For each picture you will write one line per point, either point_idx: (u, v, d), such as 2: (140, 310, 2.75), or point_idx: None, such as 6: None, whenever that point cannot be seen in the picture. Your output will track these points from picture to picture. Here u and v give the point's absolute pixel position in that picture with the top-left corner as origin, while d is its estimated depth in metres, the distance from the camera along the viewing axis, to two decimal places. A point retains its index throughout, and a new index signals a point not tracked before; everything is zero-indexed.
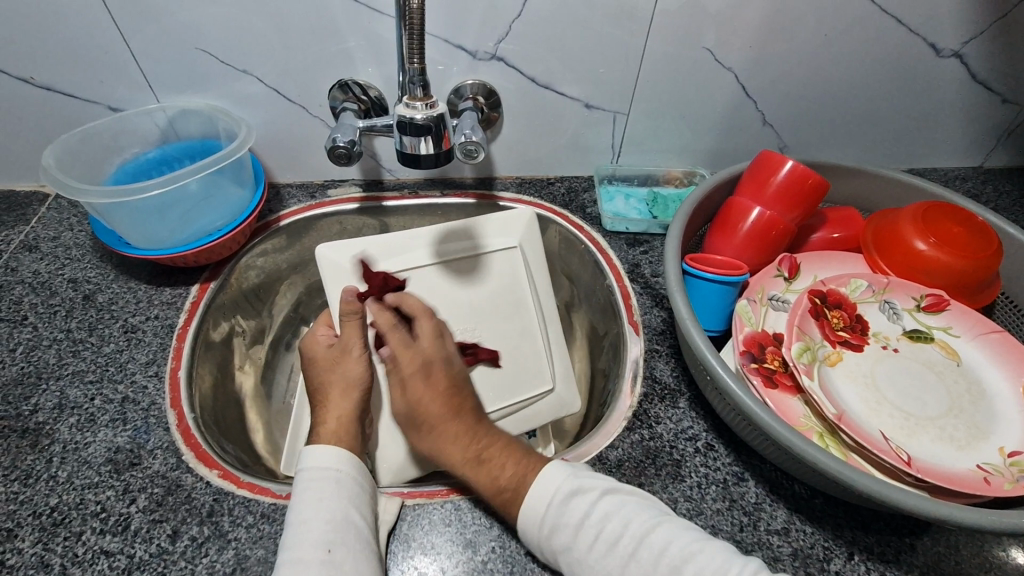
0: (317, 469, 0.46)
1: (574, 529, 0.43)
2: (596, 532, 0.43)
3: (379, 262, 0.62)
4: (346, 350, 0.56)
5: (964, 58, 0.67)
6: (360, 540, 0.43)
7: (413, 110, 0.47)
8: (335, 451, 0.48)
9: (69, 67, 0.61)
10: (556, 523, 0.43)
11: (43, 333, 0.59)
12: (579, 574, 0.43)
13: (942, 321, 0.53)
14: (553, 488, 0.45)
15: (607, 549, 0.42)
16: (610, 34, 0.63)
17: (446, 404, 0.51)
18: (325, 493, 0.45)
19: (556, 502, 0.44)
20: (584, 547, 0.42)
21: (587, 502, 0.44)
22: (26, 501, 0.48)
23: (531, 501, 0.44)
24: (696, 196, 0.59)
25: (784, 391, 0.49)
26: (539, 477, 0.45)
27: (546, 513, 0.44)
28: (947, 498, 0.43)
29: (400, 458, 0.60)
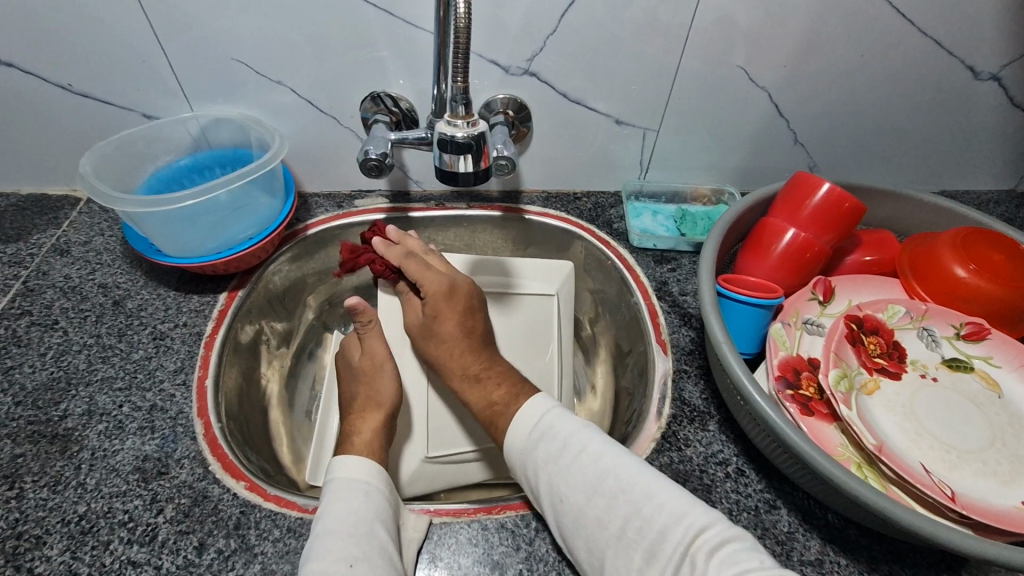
0: (349, 479, 0.47)
1: (557, 446, 0.47)
2: (578, 453, 0.46)
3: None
4: (375, 360, 0.58)
5: (1002, 81, 0.66)
6: (384, 556, 0.42)
7: (454, 128, 0.47)
8: (365, 464, 0.48)
9: (107, 76, 0.62)
10: (542, 439, 0.48)
11: (73, 338, 0.59)
12: (554, 497, 0.45)
13: (983, 350, 0.52)
14: (543, 411, 0.50)
15: (580, 468, 0.45)
16: (644, 51, 0.63)
17: (459, 326, 0.57)
18: (355, 504, 0.45)
19: (541, 424, 0.49)
20: (560, 463, 0.46)
21: (570, 427, 0.48)
22: (55, 507, 0.48)
23: (521, 421, 0.50)
24: (729, 216, 0.58)
25: (820, 419, 0.48)
26: (528, 403, 0.51)
27: (532, 434, 0.49)
28: (990, 536, 0.42)
29: (414, 470, 0.59)
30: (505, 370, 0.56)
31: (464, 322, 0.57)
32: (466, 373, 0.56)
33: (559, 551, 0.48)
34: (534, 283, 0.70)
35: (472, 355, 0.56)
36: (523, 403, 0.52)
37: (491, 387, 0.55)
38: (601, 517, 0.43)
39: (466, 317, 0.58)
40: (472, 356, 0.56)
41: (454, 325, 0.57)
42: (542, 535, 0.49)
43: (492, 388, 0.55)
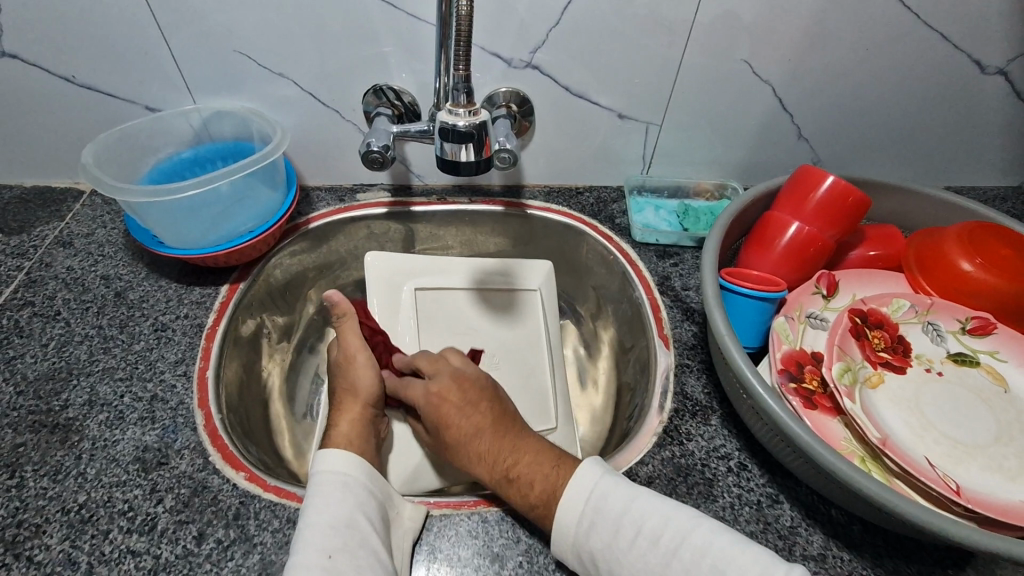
0: (328, 472, 0.46)
1: (612, 527, 0.43)
2: (636, 532, 0.43)
3: (421, 279, 0.70)
4: (349, 357, 0.57)
5: (1009, 75, 0.65)
6: (365, 547, 0.42)
7: (456, 117, 0.47)
8: (344, 455, 0.47)
9: (110, 68, 0.62)
10: (592, 522, 0.44)
11: (75, 329, 0.59)
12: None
13: (989, 345, 0.52)
14: (590, 485, 0.45)
15: (642, 551, 0.42)
16: (648, 45, 0.62)
17: (463, 420, 0.52)
18: (334, 497, 0.44)
19: (591, 504, 0.44)
20: (619, 549, 0.43)
21: (622, 500, 0.44)
22: (55, 497, 0.48)
23: (567, 503, 0.45)
24: (732, 210, 0.58)
25: (823, 413, 0.48)
26: (572, 480, 0.46)
27: (581, 517, 0.44)
28: (996, 530, 0.41)
29: (412, 465, 0.59)
30: (540, 459, 0.49)
31: (470, 424, 0.52)
32: (495, 475, 0.49)
33: None
34: (524, 282, 0.72)
35: (495, 450, 0.50)
36: (568, 484, 0.46)
37: (527, 485, 0.47)
38: None
39: (474, 410, 0.53)
40: (496, 451, 0.50)
41: (461, 418, 0.52)
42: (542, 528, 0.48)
43: (528, 483, 0.47)
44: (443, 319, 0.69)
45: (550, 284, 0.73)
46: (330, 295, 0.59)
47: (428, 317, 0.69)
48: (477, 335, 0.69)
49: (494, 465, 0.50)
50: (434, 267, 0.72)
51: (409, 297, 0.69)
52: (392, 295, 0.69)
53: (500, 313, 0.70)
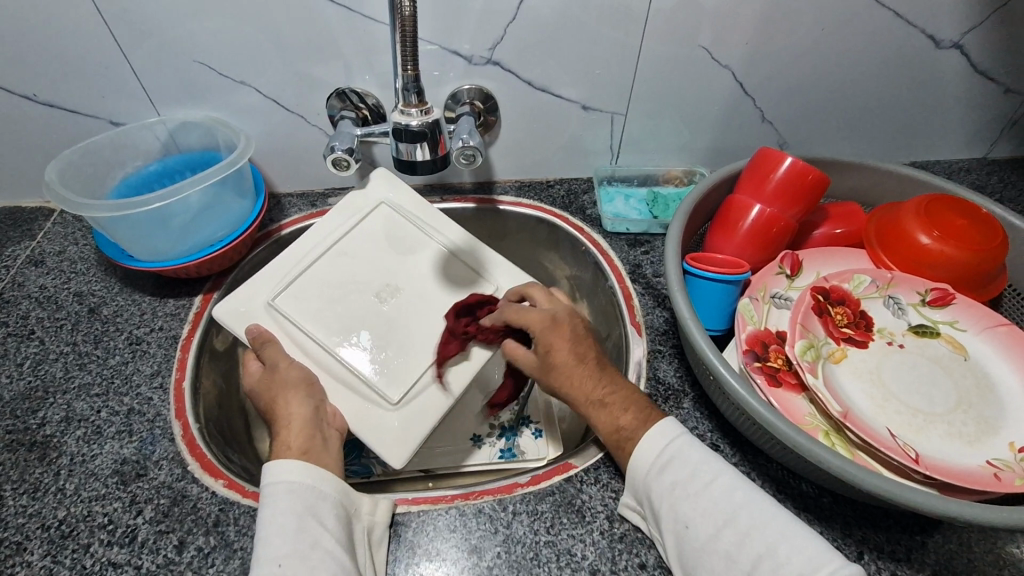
0: (275, 480, 0.44)
1: (687, 473, 0.43)
2: (708, 482, 0.43)
3: (271, 287, 0.59)
4: (274, 366, 0.54)
5: (964, 49, 0.66)
6: (319, 551, 0.41)
7: (408, 117, 0.48)
8: (291, 462, 0.44)
9: (71, 85, 0.62)
10: (669, 465, 0.44)
11: (50, 346, 0.60)
12: (678, 523, 0.42)
13: (948, 315, 0.53)
14: (674, 434, 0.46)
15: (710, 497, 0.42)
16: (606, 34, 0.62)
17: (573, 352, 0.51)
18: (278, 507, 0.42)
19: (670, 450, 0.45)
20: (691, 489, 0.43)
21: (701, 454, 0.45)
22: (35, 514, 0.48)
23: (648, 444, 0.46)
24: (695, 195, 0.59)
25: (788, 389, 0.48)
26: (654, 429, 0.46)
27: (656, 461, 0.45)
28: (955, 495, 0.42)
29: (397, 423, 0.54)
30: (631, 393, 0.50)
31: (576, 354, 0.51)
32: (588, 399, 0.50)
33: (537, 533, 0.48)
34: (370, 213, 0.67)
35: (592, 378, 0.51)
36: (651, 426, 0.47)
37: (617, 411, 0.49)
38: (731, 552, 0.40)
39: (580, 343, 0.52)
40: (591, 383, 0.51)
41: (567, 354, 0.51)
42: (520, 519, 0.49)
43: (617, 411, 0.49)
44: (321, 291, 0.60)
45: (394, 193, 0.69)
46: (250, 331, 0.56)
47: (310, 311, 0.59)
48: (361, 282, 0.62)
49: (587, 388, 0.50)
50: (280, 266, 0.61)
51: (280, 313, 0.58)
52: (264, 322, 0.58)
53: (379, 237, 0.65)
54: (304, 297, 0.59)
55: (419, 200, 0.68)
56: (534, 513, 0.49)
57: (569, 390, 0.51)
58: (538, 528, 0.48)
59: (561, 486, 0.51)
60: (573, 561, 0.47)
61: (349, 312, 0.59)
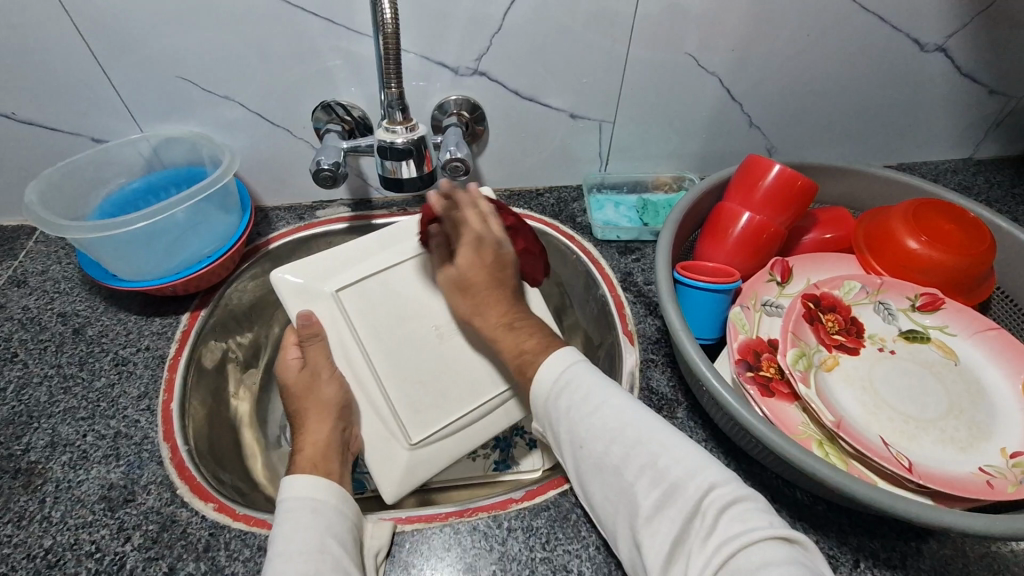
0: (300, 496, 0.46)
1: (580, 396, 0.46)
2: (599, 406, 0.45)
3: (342, 275, 0.59)
4: (316, 373, 0.56)
5: (948, 52, 0.66)
6: (338, 569, 0.41)
7: (393, 134, 0.48)
8: (312, 478, 0.47)
9: (49, 102, 0.61)
10: (565, 389, 0.47)
11: (34, 370, 0.58)
12: (574, 442, 0.45)
13: (938, 320, 0.53)
14: (573, 359, 0.49)
15: (601, 416, 0.44)
16: (593, 42, 0.62)
17: (486, 277, 0.56)
18: (302, 523, 0.44)
19: (566, 375, 0.47)
20: (582, 412, 0.45)
21: (595, 379, 0.47)
22: (20, 543, 0.47)
23: (546, 370, 0.48)
24: (684, 203, 0.59)
25: (781, 399, 0.48)
26: (558, 352, 0.50)
27: (552, 385, 0.48)
28: (950, 503, 0.42)
29: (405, 462, 0.56)
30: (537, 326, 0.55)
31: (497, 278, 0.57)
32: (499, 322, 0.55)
33: (532, 549, 0.48)
34: None
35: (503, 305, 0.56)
36: (551, 353, 0.50)
37: (522, 335, 0.53)
38: (618, 468, 0.42)
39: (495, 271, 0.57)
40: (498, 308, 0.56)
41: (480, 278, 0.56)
42: (515, 535, 0.49)
43: (523, 336, 0.53)
44: (390, 304, 0.60)
45: None
46: (301, 315, 0.57)
47: (366, 314, 0.59)
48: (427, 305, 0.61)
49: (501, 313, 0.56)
50: (357, 257, 0.61)
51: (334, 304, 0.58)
52: (318, 310, 0.58)
53: None
54: (365, 299, 0.59)
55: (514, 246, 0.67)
56: (529, 529, 0.49)
57: (475, 306, 0.56)
58: (533, 545, 0.48)
59: (555, 500, 0.51)
60: None
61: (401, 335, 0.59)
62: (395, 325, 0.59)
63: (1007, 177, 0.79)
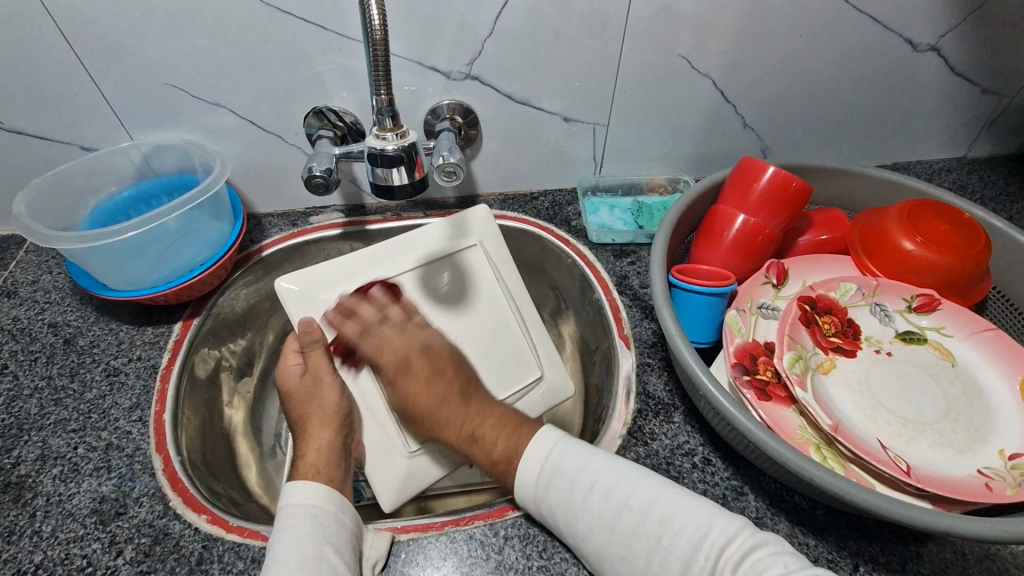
0: (298, 504, 0.47)
1: (567, 488, 0.47)
2: (589, 489, 0.46)
3: (343, 286, 0.61)
4: (318, 381, 0.57)
5: (940, 51, 0.66)
6: None
7: (384, 141, 0.47)
8: (314, 486, 0.48)
9: (38, 111, 0.60)
10: (551, 481, 0.48)
11: (24, 381, 0.58)
12: (572, 532, 0.46)
13: (935, 321, 0.53)
14: (547, 447, 0.51)
15: (594, 503, 0.46)
16: (585, 45, 0.62)
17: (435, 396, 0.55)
18: (301, 531, 0.45)
19: (548, 466, 0.49)
20: (578, 499, 0.46)
21: (579, 459, 0.49)
22: (10, 559, 0.47)
23: (528, 459, 0.50)
24: (678, 207, 0.58)
25: (777, 403, 0.48)
26: (530, 444, 0.51)
27: (539, 476, 0.49)
28: (949, 507, 0.42)
29: (405, 471, 0.56)
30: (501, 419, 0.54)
31: (446, 380, 0.56)
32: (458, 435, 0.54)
33: (529, 557, 0.47)
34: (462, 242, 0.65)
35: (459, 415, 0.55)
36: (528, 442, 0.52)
37: (480, 415, 0.55)
38: (625, 547, 0.44)
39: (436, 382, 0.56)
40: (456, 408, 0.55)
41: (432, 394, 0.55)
42: (511, 543, 0.48)
43: (479, 418, 0.54)
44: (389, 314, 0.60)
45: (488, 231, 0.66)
46: (301, 321, 0.58)
47: None
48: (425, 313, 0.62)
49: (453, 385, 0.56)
50: (360, 267, 0.62)
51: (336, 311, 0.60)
52: (318, 318, 0.59)
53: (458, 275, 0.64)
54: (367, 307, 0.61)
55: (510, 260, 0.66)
56: (526, 537, 0.48)
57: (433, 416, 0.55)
58: (530, 553, 0.47)
59: None
60: None
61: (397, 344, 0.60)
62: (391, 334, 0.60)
63: (1002, 176, 0.79)
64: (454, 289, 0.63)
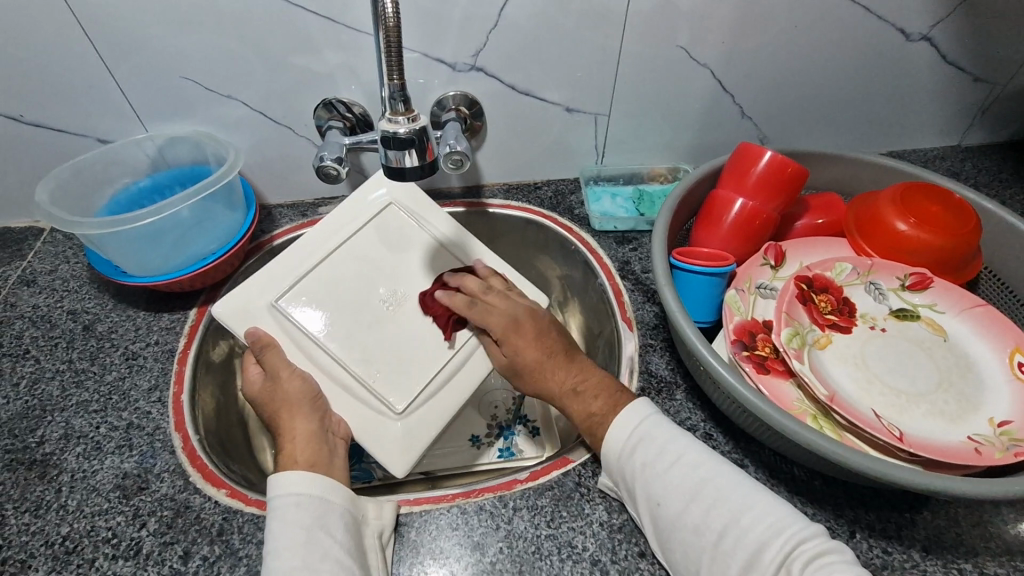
0: (282, 494, 0.45)
1: (655, 453, 0.46)
2: (675, 460, 0.45)
3: (275, 288, 0.59)
4: (275, 376, 0.55)
5: (933, 40, 0.68)
6: (328, 560, 0.42)
7: (395, 125, 0.48)
8: (296, 474, 0.46)
9: (57, 104, 0.62)
10: (638, 446, 0.47)
11: (46, 365, 0.60)
12: (651, 500, 0.45)
13: (927, 298, 0.55)
14: (638, 419, 0.48)
15: (676, 473, 0.44)
16: (587, 38, 0.64)
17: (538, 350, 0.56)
18: (290, 519, 0.43)
19: (638, 432, 0.47)
20: (658, 470, 0.45)
21: (668, 433, 0.47)
22: (38, 531, 0.48)
23: (618, 425, 0.48)
24: (678, 191, 0.60)
25: (775, 376, 0.50)
26: (622, 413, 0.49)
27: (627, 441, 0.47)
28: (941, 471, 0.44)
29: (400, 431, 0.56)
30: (604, 380, 0.54)
31: (532, 348, 0.56)
32: (563, 391, 0.54)
33: (537, 526, 0.49)
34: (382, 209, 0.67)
35: (563, 370, 0.55)
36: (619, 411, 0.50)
37: (589, 399, 0.52)
38: (697, 525, 0.42)
39: (542, 339, 0.56)
40: (568, 373, 0.55)
41: (532, 353, 0.56)
42: (520, 514, 0.50)
43: (590, 400, 0.52)
44: (329, 294, 0.60)
45: (404, 195, 0.68)
46: (249, 333, 0.56)
47: (312, 313, 0.59)
48: (364, 282, 0.62)
49: (563, 384, 0.54)
50: (297, 260, 0.62)
51: (277, 314, 0.58)
52: (265, 325, 0.57)
53: (383, 238, 0.65)
54: (307, 300, 0.59)
55: (428, 204, 0.69)
56: (534, 508, 0.50)
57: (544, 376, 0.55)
58: (538, 522, 0.49)
59: (559, 481, 0.52)
60: (574, 552, 0.48)
61: (350, 312, 0.60)
62: (339, 312, 0.60)
63: (995, 163, 0.81)
64: (398, 239, 0.65)
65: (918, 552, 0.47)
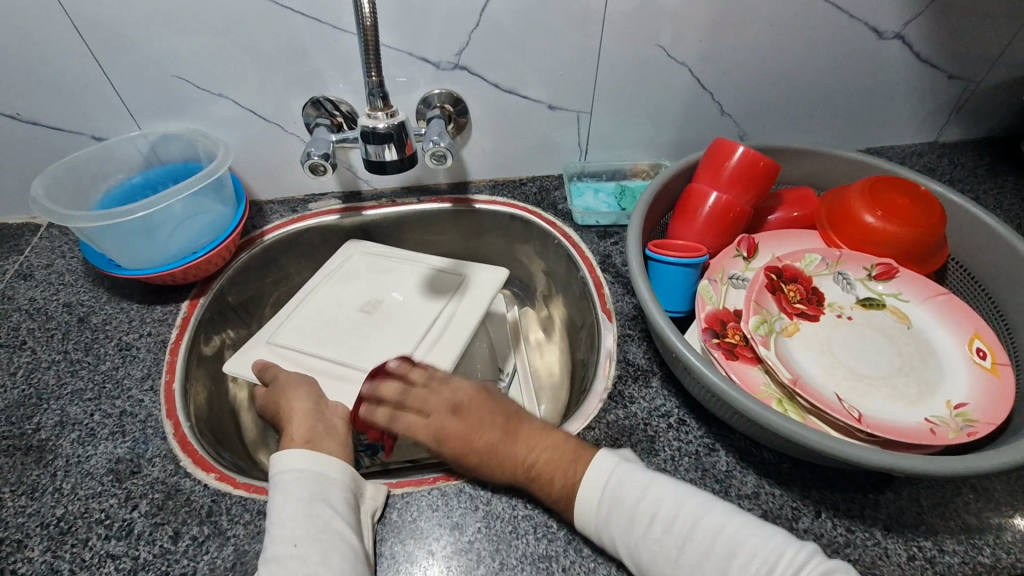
0: (285, 470, 0.47)
1: (629, 512, 0.45)
2: (652, 514, 0.45)
3: (272, 332, 0.67)
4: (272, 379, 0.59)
5: (906, 38, 0.70)
6: (331, 530, 0.44)
7: (375, 120, 0.51)
8: (298, 452, 0.48)
9: (52, 102, 0.64)
10: (613, 506, 0.46)
11: (42, 356, 0.62)
12: (639, 558, 0.44)
13: (892, 288, 0.57)
14: (611, 467, 0.48)
15: (658, 529, 0.44)
16: (567, 37, 0.66)
17: (479, 442, 0.51)
18: (292, 494, 0.45)
19: (611, 488, 0.46)
20: (642, 527, 0.44)
21: (641, 481, 0.47)
22: (33, 513, 0.50)
23: (587, 492, 0.46)
24: (655, 186, 0.62)
25: (744, 362, 0.51)
26: (589, 471, 0.48)
27: (600, 504, 0.46)
28: (899, 450, 0.46)
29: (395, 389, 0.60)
30: (553, 453, 0.49)
31: (483, 430, 0.52)
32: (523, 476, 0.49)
33: (514, 508, 0.51)
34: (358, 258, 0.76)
35: (510, 454, 0.50)
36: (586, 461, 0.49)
37: (545, 479, 0.48)
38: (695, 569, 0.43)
39: (480, 427, 0.52)
40: (513, 459, 0.50)
41: (475, 444, 0.51)
42: (498, 496, 0.52)
43: (536, 446, 0.50)
44: (316, 321, 0.68)
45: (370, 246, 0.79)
46: (254, 363, 0.62)
47: (306, 339, 0.66)
48: (348, 309, 0.70)
49: (516, 468, 0.49)
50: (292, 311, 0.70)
51: (276, 349, 0.64)
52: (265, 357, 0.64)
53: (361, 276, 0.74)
54: (301, 333, 0.66)
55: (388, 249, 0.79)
56: (511, 490, 0.52)
57: (495, 467, 0.50)
58: (515, 504, 0.51)
59: None
60: (550, 531, 0.49)
61: (339, 327, 0.67)
62: (329, 331, 0.67)
63: (972, 158, 0.83)
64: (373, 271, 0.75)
65: (880, 531, 0.49)
